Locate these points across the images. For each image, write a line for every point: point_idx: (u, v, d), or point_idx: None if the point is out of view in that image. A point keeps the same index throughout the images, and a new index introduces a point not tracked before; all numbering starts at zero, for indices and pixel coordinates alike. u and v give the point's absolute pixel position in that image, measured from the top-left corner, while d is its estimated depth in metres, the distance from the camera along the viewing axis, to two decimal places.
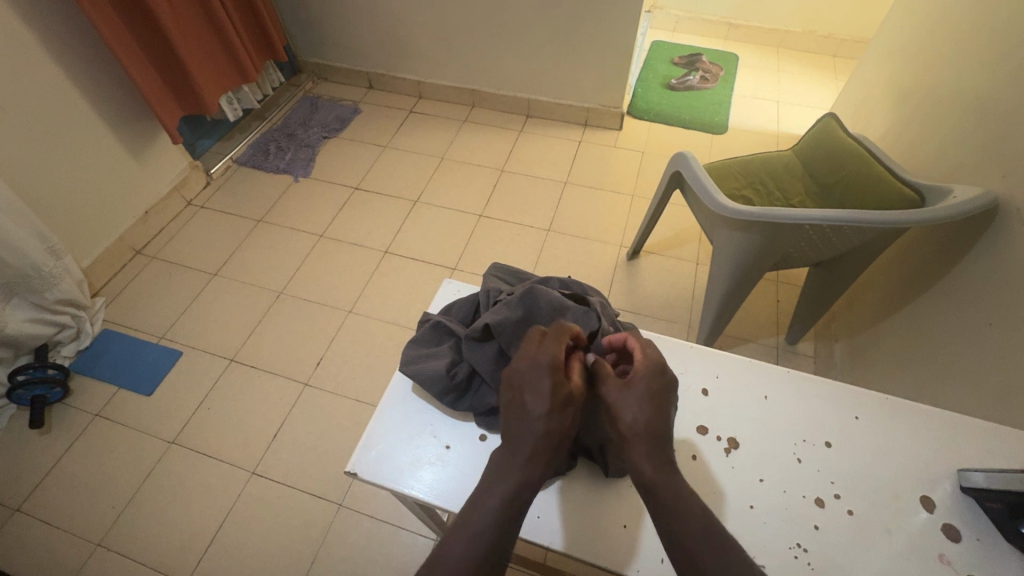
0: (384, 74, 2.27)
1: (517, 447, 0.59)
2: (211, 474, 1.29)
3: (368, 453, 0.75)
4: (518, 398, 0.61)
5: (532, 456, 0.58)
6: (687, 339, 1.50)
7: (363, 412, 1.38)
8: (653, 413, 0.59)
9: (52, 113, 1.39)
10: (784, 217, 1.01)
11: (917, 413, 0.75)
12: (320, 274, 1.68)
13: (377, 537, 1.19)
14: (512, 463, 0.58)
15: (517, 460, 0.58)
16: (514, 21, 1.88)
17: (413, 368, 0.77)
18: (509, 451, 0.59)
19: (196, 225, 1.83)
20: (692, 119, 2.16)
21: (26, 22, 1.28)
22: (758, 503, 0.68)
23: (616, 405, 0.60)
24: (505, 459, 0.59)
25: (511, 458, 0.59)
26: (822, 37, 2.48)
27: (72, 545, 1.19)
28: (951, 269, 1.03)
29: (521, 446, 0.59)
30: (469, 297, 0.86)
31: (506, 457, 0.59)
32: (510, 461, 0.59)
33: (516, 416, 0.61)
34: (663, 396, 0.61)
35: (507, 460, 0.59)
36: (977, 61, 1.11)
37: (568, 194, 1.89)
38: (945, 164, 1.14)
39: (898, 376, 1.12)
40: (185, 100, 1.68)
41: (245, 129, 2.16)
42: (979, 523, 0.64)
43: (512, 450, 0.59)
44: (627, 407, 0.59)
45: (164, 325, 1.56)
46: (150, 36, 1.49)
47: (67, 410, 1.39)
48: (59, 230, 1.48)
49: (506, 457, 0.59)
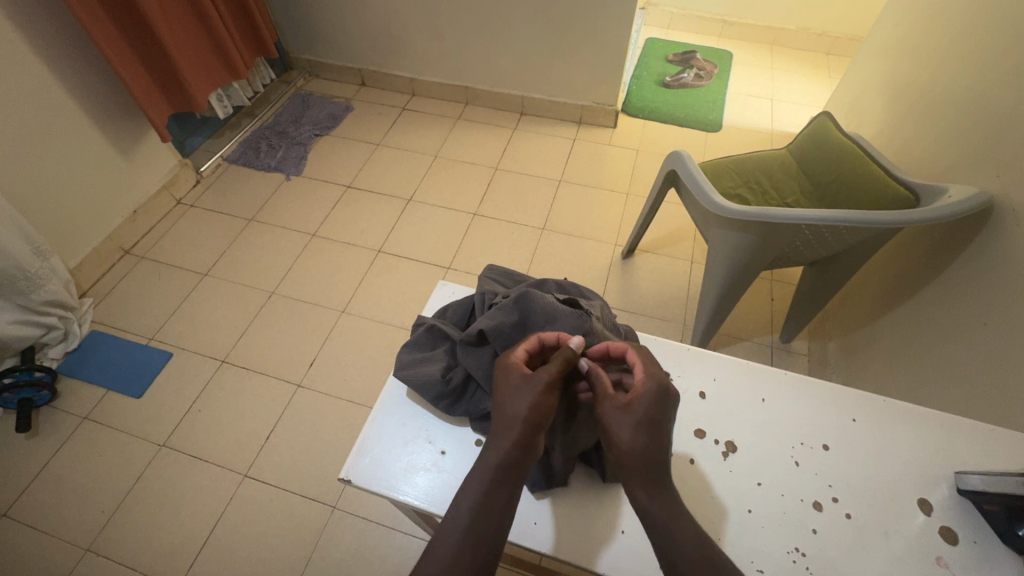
0: (376, 71, 2.24)
1: (502, 436, 0.58)
2: (202, 478, 1.27)
3: (362, 459, 0.74)
4: (511, 390, 0.61)
5: (517, 444, 0.58)
6: (682, 338, 1.49)
7: (356, 414, 1.36)
8: (647, 439, 0.57)
9: (37, 111, 1.36)
10: (780, 216, 1.01)
11: (914, 414, 0.75)
12: (312, 274, 1.66)
13: (370, 539, 1.18)
14: (497, 450, 0.58)
15: (504, 446, 0.58)
16: (509, 19, 1.87)
17: (410, 372, 0.76)
18: (496, 437, 0.59)
19: (185, 224, 1.80)
20: (686, 117, 2.15)
21: (11, 20, 1.25)
22: (756, 507, 0.67)
23: (610, 427, 0.58)
24: (492, 446, 0.59)
25: (498, 445, 0.58)
26: (815, 36, 2.49)
27: (60, 550, 1.17)
28: (945, 268, 1.03)
29: (506, 436, 0.58)
30: (466, 300, 0.85)
31: (491, 445, 0.59)
32: (497, 448, 0.58)
33: (504, 405, 0.60)
34: (657, 420, 0.58)
35: (494, 448, 0.58)
36: (971, 61, 1.12)
37: (562, 192, 1.88)
38: (938, 163, 1.14)
39: (891, 375, 1.12)
40: (174, 98, 1.65)
41: (235, 126, 2.13)
42: (976, 524, 0.64)
43: (499, 439, 0.59)
44: (619, 428, 0.58)
45: (154, 327, 1.54)
46: (138, 32, 1.46)
47: (55, 413, 1.36)
48: (45, 230, 1.45)
49: (492, 445, 0.59)
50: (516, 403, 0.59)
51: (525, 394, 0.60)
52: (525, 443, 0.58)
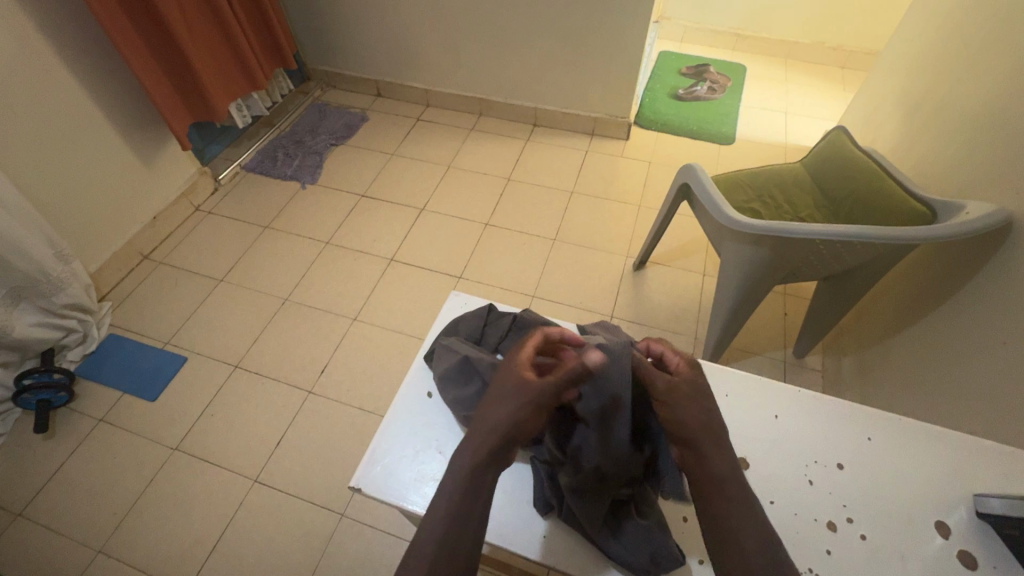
0: (392, 82, 2.28)
1: (473, 441, 0.58)
2: (213, 481, 1.28)
3: (372, 468, 0.75)
4: (505, 393, 0.61)
5: (487, 452, 0.57)
6: (693, 351, 1.48)
7: (366, 421, 1.37)
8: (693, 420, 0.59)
9: (63, 119, 1.40)
10: (794, 231, 1.00)
11: (935, 437, 0.73)
12: (325, 281, 1.68)
13: (377, 547, 1.18)
14: (469, 457, 0.57)
15: (475, 451, 0.57)
16: (525, 31, 1.89)
17: (465, 400, 0.75)
18: (467, 440, 0.59)
19: (204, 231, 1.83)
20: (699, 129, 2.16)
21: (43, 32, 1.30)
22: (769, 527, 0.67)
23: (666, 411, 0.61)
24: (466, 447, 0.58)
25: (467, 448, 0.58)
26: (832, 49, 2.48)
27: (73, 551, 1.19)
28: (962, 285, 1.02)
29: (479, 442, 0.58)
30: (538, 317, 0.85)
31: (462, 449, 0.58)
32: (466, 455, 0.57)
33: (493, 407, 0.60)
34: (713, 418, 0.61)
35: (466, 454, 0.57)
36: (990, 76, 1.10)
37: (575, 204, 1.88)
38: (956, 179, 1.13)
39: (908, 393, 1.09)
40: (195, 106, 1.69)
41: (253, 135, 2.17)
42: (997, 550, 0.63)
43: (472, 441, 0.58)
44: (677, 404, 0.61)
45: (170, 331, 1.56)
46: (162, 43, 1.51)
47: (71, 415, 1.39)
48: (68, 235, 1.49)
49: (464, 450, 0.58)
50: (504, 411, 0.59)
51: (510, 403, 0.59)
52: (496, 451, 0.57)
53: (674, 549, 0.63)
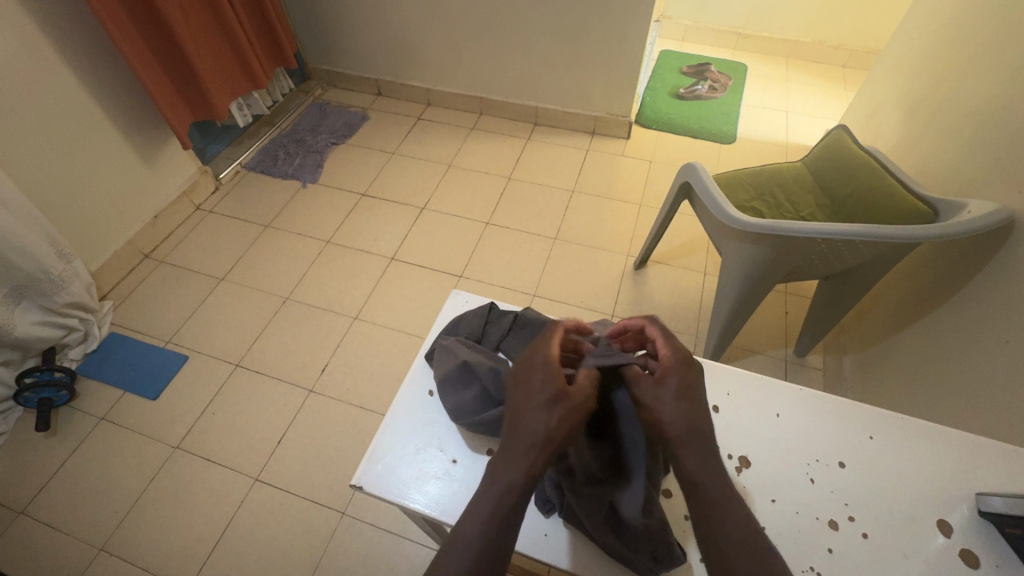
0: (393, 81, 2.28)
1: (519, 454, 0.53)
2: (214, 480, 1.28)
3: (373, 467, 0.75)
4: (531, 397, 0.56)
5: (539, 462, 0.53)
6: (694, 350, 1.48)
7: (367, 420, 1.37)
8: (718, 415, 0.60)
9: (64, 118, 1.40)
10: (796, 230, 1.00)
11: (937, 436, 0.73)
12: (326, 280, 1.68)
13: (379, 546, 1.18)
14: (516, 471, 0.52)
15: (524, 466, 0.52)
16: (525, 30, 1.89)
17: (465, 402, 0.75)
18: (512, 453, 0.53)
19: (204, 230, 1.83)
20: (700, 128, 2.16)
21: (44, 31, 1.30)
22: (771, 525, 0.67)
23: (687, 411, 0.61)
24: (510, 461, 0.53)
25: (513, 462, 0.53)
26: (833, 48, 2.48)
27: (74, 549, 1.19)
28: (964, 284, 1.02)
29: (523, 454, 0.53)
30: (539, 315, 0.86)
31: (507, 463, 0.53)
32: (513, 468, 0.53)
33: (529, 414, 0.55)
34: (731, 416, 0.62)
35: (512, 468, 0.53)
36: (992, 75, 1.10)
37: (576, 203, 1.88)
38: (958, 178, 1.13)
39: (910, 392, 1.09)
40: (195, 105, 1.69)
41: (254, 134, 2.17)
42: (999, 549, 0.63)
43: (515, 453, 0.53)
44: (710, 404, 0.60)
45: (171, 330, 1.56)
46: (162, 42, 1.51)
47: (73, 413, 1.39)
48: (69, 233, 1.50)
49: (509, 464, 0.53)
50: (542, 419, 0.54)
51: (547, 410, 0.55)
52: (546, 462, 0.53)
53: (676, 550, 0.63)
